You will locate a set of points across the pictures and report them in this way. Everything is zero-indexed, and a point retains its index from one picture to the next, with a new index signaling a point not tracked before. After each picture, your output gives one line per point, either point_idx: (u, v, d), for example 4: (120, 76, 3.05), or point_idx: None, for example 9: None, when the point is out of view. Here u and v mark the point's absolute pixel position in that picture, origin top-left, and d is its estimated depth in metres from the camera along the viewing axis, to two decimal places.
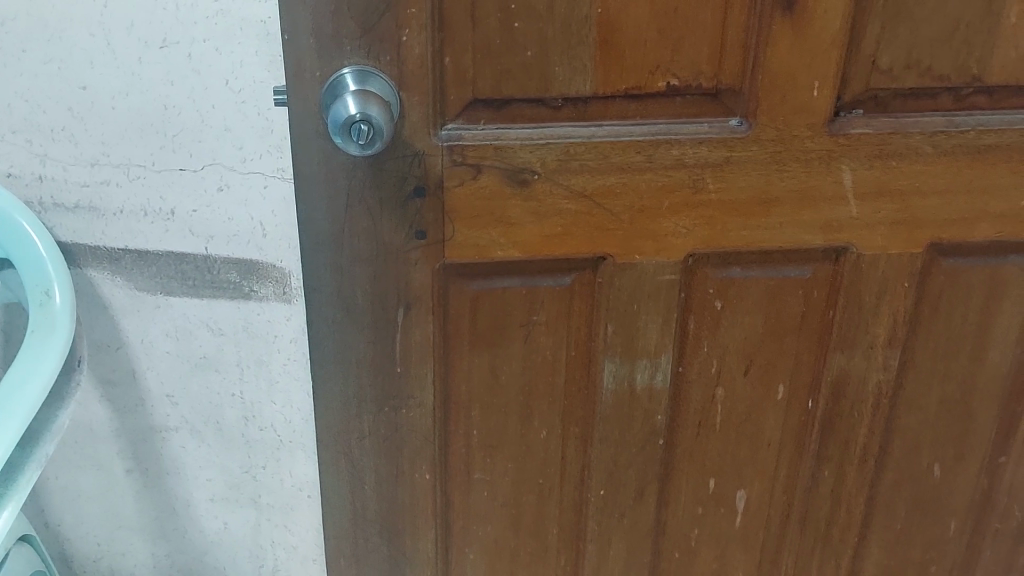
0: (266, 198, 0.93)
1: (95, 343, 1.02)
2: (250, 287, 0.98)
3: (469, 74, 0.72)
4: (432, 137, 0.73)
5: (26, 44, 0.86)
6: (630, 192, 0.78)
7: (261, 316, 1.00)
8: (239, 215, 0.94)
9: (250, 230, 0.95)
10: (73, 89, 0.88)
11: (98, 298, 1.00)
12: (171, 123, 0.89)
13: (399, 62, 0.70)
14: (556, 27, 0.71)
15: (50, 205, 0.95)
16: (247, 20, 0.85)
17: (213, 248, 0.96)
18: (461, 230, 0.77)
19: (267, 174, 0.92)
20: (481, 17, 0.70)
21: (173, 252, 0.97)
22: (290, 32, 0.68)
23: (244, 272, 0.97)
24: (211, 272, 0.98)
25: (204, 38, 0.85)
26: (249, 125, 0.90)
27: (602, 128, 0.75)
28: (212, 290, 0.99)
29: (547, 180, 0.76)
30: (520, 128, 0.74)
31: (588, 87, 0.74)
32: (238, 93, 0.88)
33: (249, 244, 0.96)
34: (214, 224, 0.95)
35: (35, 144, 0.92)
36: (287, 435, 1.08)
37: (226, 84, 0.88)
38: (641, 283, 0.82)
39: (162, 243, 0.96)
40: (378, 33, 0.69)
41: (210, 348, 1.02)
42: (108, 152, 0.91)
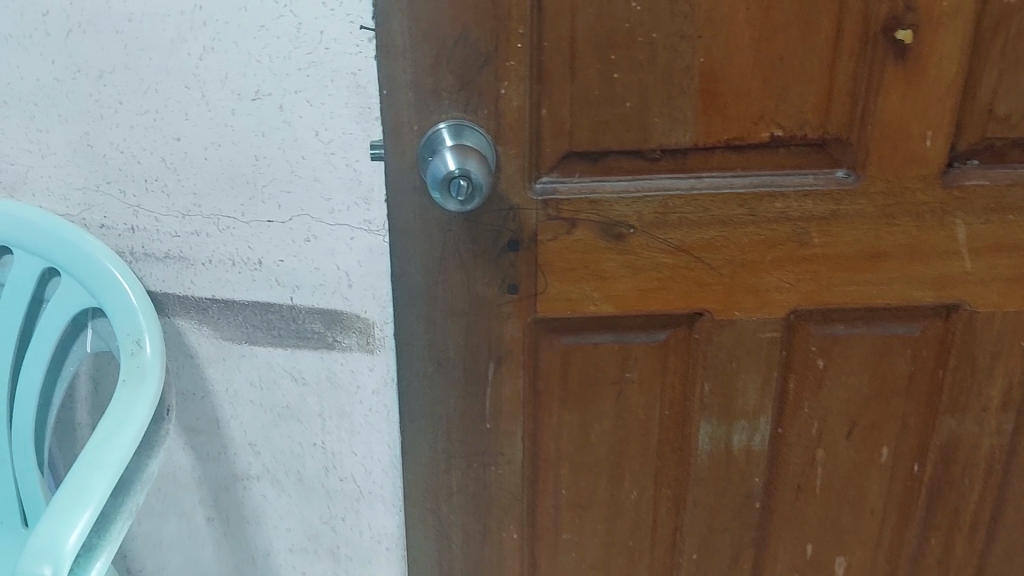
0: (353, 248, 0.92)
1: (182, 393, 1.03)
2: (333, 337, 0.97)
3: (566, 125, 0.70)
4: (527, 190, 0.71)
5: (122, 95, 0.88)
6: (731, 246, 0.74)
7: (345, 367, 0.99)
8: (325, 265, 0.94)
9: (335, 281, 0.94)
10: (167, 140, 0.90)
11: (185, 345, 1.00)
12: (260, 175, 0.90)
13: (496, 115, 0.69)
14: (657, 77, 0.69)
15: (141, 255, 0.96)
16: (338, 72, 0.85)
17: (298, 299, 0.96)
18: (554, 284, 0.75)
19: (354, 225, 0.91)
20: (581, 68, 0.68)
21: (260, 301, 0.96)
22: (389, 86, 0.67)
23: (328, 322, 0.96)
24: (295, 322, 0.97)
25: (296, 90, 0.86)
26: (337, 176, 0.89)
27: (703, 180, 0.73)
28: (295, 340, 0.98)
29: (645, 234, 0.73)
30: (617, 180, 0.72)
31: (688, 137, 0.71)
32: (328, 144, 0.88)
33: (334, 294, 0.95)
34: (301, 274, 0.94)
35: (128, 194, 0.93)
36: (367, 487, 1.05)
37: (316, 135, 0.88)
38: (741, 339, 0.78)
39: (249, 293, 0.96)
40: (476, 86, 0.68)
41: (293, 398, 1.01)
42: (199, 201, 0.92)
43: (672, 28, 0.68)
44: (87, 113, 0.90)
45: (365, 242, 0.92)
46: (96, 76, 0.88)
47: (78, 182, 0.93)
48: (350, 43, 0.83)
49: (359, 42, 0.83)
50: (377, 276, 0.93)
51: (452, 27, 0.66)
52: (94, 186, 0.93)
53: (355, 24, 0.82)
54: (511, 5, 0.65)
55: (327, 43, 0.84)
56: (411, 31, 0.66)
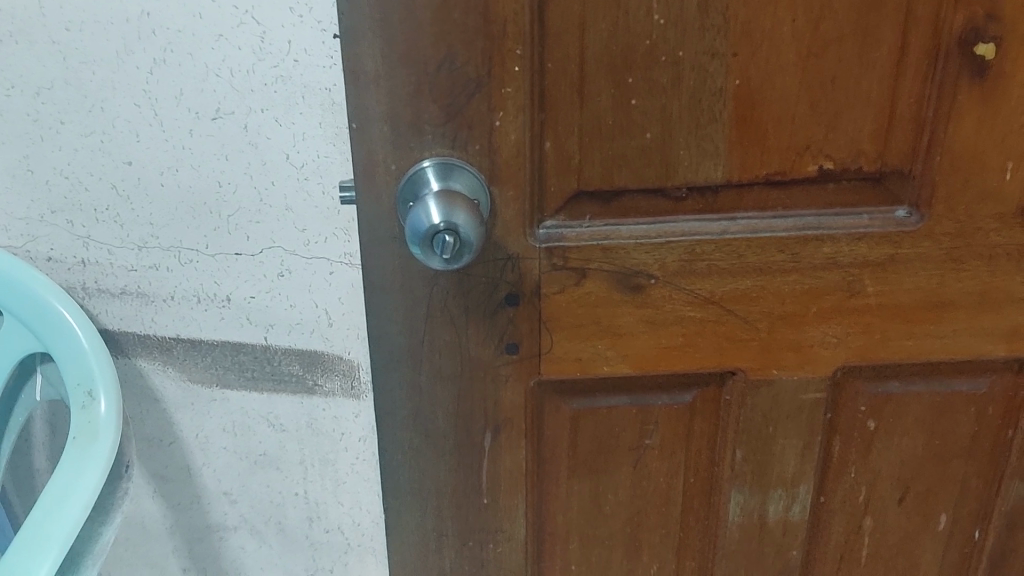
0: (331, 282, 0.83)
1: (146, 439, 0.92)
2: (313, 380, 0.88)
3: (574, 160, 0.59)
4: (527, 237, 0.60)
5: (63, 114, 0.78)
6: (770, 297, 0.63)
7: (327, 412, 0.89)
8: (301, 302, 0.85)
9: (312, 319, 0.85)
10: (117, 164, 0.80)
11: (149, 388, 0.90)
12: (224, 204, 0.81)
13: (490, 151, 0.58)
14: (683, 103, 0.58)
15: (94, 290, 0.86)
16: (309, 88, 0.75)
17: (271, 338, 0.87)
18: (561, 342, 0.63)
19: (332, 258, 0.82)
20: (591, 94, 0.57)
21: (229, 340, 0.87)
22: (360, 119, 0.56)
23: (307, 364, 0.87)
24: (270, 363, 0.88)
25: (261, 108, 0.76)
26: (311, 205, 0.80)
27: (737, 222, 0.61)
28: (271, 383, 0.88)
29: (668, 285, 0.62)
30: (634, 224, 0.61)
31: (720, 173, 0.60)
32: (300, 168, 0.79)
33: (313, 334, 0.86)
34: (275, 312, 0.85)
35: (77, 225, 0.83)
36: (356, 539, 0.96)
37: (286, 158, 0.78)
38: (779, 402, 0.67)
39: (216, 332, 0.87)
40: (466, 117, 0.56)
41: (270, 446, 0.91)
42: (156, 232, 0.83)
43: (702, 44, 0.56)
44: (25, 134, 0.79)
45: (345, 277, 0.83)
46: (33, 92, 0.77)
47: (20, 212, 0.83)
48: (323, 54, 0.74)
49: (331, 52, 0.74)
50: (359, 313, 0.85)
51: (435, 49, 0.54)
52: (37, 217, 0.83)
53: (327, 34, 0.73)
54: (506, 21, 0.54)
55: (296, 55, 0.74)
56: (384, 54, 0.54)
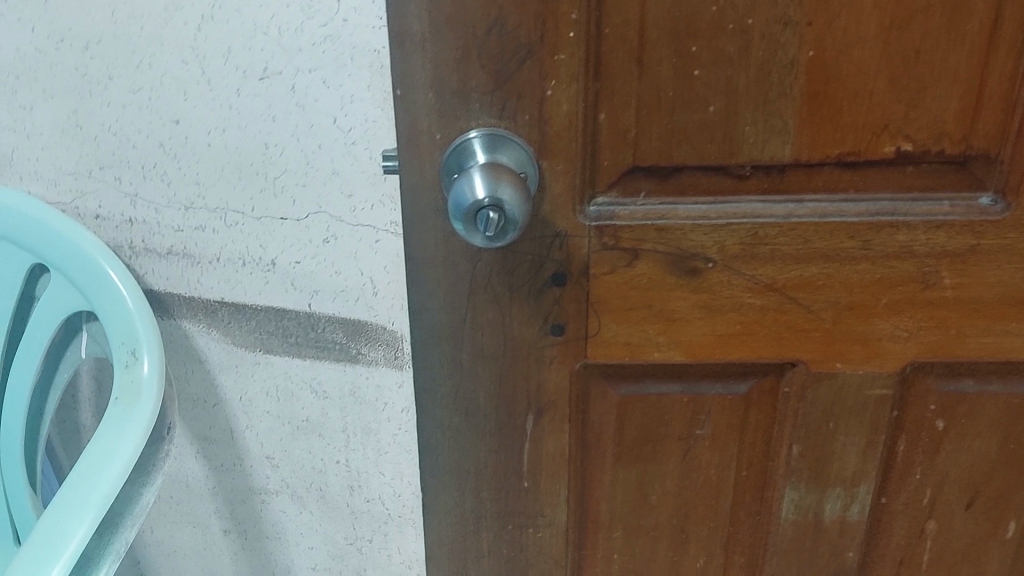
0: (376, 250, 0.81)
1: (190, 400, 0.92)
2: (357, 349, 0.86)
3: (630, 133, 0.55)
4: (578, 214, 0.57)
5: (111, 69, 0.76)
6: (836, 286, 0.58)
7: (370, 381, 0.87)
8: (347, 270, 0.83)
9: (357, 287, 0.83)
10: (164, 122, 0.78)
11: (194, 349, 0.90)
12: (271, 167, 0.79)
13: (541, 122, 0.54)
14: (750, 75, 0.53)
15: (141, 249, 0.86)
16: (358, 49, 0.72)
17: (316, 305, 0.85)
18: (610, 326, 0.60)
19: (379, 226, 0.80)
20: (651, 63, 0.53)
21: (273, 304, 0.86)
22: (404, 85, 0.53)
23: (350, 332, 0.85)
24: (314, 330, 0.86)
25: (309, 69, 0.74)
26: (358, 170, 0.78)
27: (804, 205, 0.57)
28: (315, 350, 0.87)
29: (726, 269, 0.58)
30: (692, 203, 0.57)
31: (788, 151, 0.55)
32: (348, 132, 0.76)
33: (357, 303, 0.84)
34: (320, 278, 0.84)
35: (124, 182, 0.82)
36: (397, 510, 0.94)
37: (334, 122, 0.76)
38: (842, 397, 0.63)
39: (261, 296, 0.86)
40: (516, 85, 0.53)
41: (313, 412, 0.90)
42: (203, 193, 0.81)
43: (774, 12, 0.51)
44: (73, 89, 0.78)
45: (392, 247, 0.80)
46: (81, 46, 0.76)
47: (68, 167, 0.83)
48: (373, 15, 0.71)
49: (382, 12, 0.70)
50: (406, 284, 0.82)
51: (485, 11, 0.51)
52: (86, 172, 0.83)
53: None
54: None
55: (346, 15, 0.71)
56: (431, 15, 0.51)
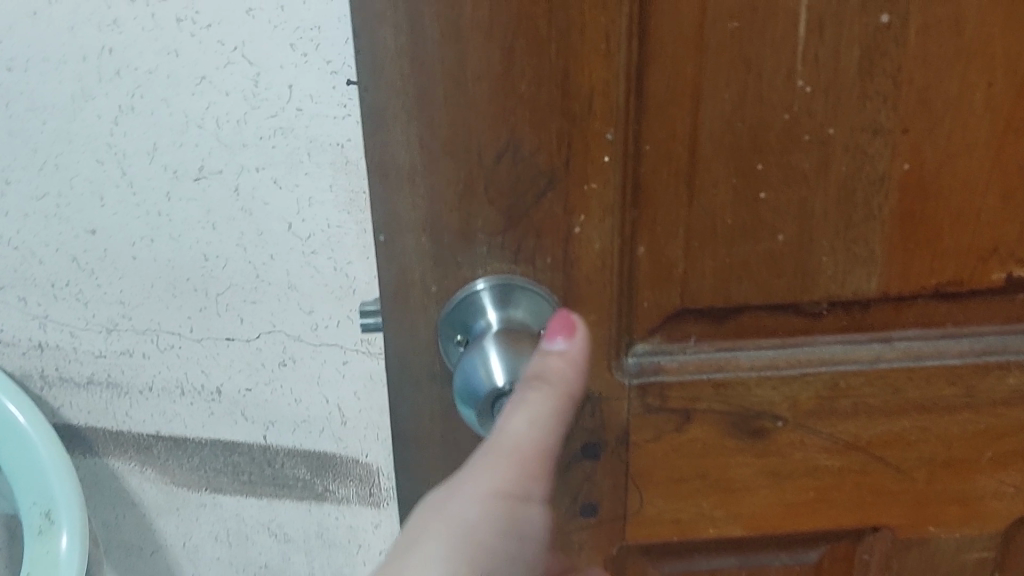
0: (343, 375, 0.69)
1: (123, 544, 0.79)
2: (323, 485, 0.74)
3: (677, 271, 0.43)
4: (614, 371, 0.45)
5: (9, 172, 0.62)
6: (931, 441, 0.47)
7: (340, 522, 0.76)
8: (308, 398, 0.70)
9: (321, 416, 0.70)
10: (79, 232, 0.64)
11: (126, 490, 0.76)
12: (213, 282, 0.65)
13: (565, 264, 0.42)
14: (829, 196, 0.42)
15: (55, 379, 0.71)
16: (316, 142, 0.59)
17: (272, 436, 0.72)
18: (654, 501, 0.48)
19: (347, 346, 0.67)
20: (704, 186, 0.41)
21: (220, 435, 0.73)
22: (387, 228, 0.40)
23: (316, 467, 0.73)
24: (271, 466, 0.74)
25: (257, 166, 0.60)
26: (320, 283, 0.65)
27: (893, 346, 0.45)
28: (274, 488, 0.75)
29: (799, 428, 0.46)
30: (755, 348, 0.45)
31: (873, 285, 0.44)
32: (307, 240, 0.63)
33: (322, 434, 0.71)
34: (276, 407, 0.70)
35: (31, 302, 0.68)
36: None
37: (289, 228, 0.62)
38: (934, 565, 0.52)
39: (205, 426, 0.72)
40: (533, 221, 0.41)
41: (272, 557, 0.79)
42: (130, 311, 0.67)
43: (862, 119, 0.40)
44: None
45: (360, 372, 0.68)
46: None
47: None
48: (334, 103, 0.58)
49: (345, 100, 0.58)
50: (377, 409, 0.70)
51: (493, 133, 0.38)
52: None
53: (340, 79, 0.57)
54: (593, 92, 0.38)
55: (300, 103, 0.58)
56: (421, 141, 0.38)
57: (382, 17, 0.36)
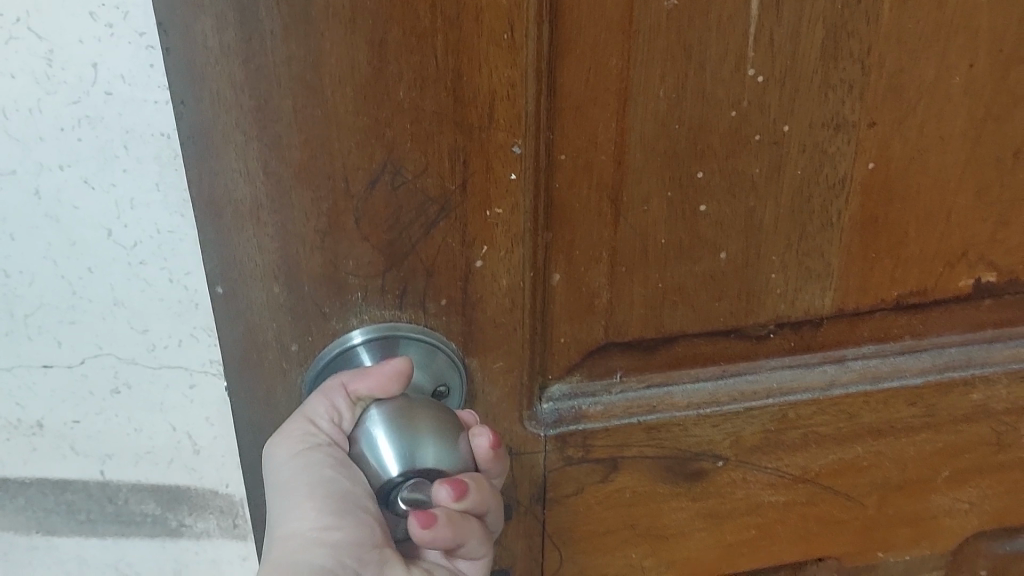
0: (192, 400, 0.44)
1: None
2: (178, 521, 0.49)
3: (600, 303, 0.35)
4: (527, 424, 0.36)
5: None
6: (885, 465, 0.42)
7: (200, 557, 0.52)
8: (152, 424, 0.45)
9: (175, 445, 0.46)
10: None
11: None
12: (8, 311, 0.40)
13: (463, 307, 0.33)
14: (781, 204, 0.34)
15: None
16: (135, 129, 0.35)
17: (111, 471, 0.47)
18: (576, 560, 0.41)
19: (190, 367, 0.43)
20: (633, 200, 0.33)
21: (46, 477, 0.47)
22: (227, 280, 0.30)
23: (168, 499, 0.48)
24: (112, 501, 0.48)
25: (56, 159, 0.36)
26: (159, 299, 0.40)
27: (847, 367, 0.39)
28: (117, 527, 0.50)
29: (740, 466, 0.40)
30: (692, 381, 0.38)
31: (827, 301, 0.37)
32: (133, 251, 0.39)
33: (172, 465, 0.47)
34: (111, 441, 0.45)
35: None
36: None
37: (108, 236, 0.38)
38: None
39: (20, 469, 0.46)
40: (420, 258, 0.31)
41: None
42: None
43: (822, 112, 0.32)
44: None
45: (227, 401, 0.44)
46: None
47: None
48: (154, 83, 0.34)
49: None
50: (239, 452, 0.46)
51: (361, 153, 0.29)
52: None
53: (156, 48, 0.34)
54: (491, 97, 0.29)
55: (108, 83, 0.34)
56: (265, 169, 0.28)
57: (198, 5, 0.25)
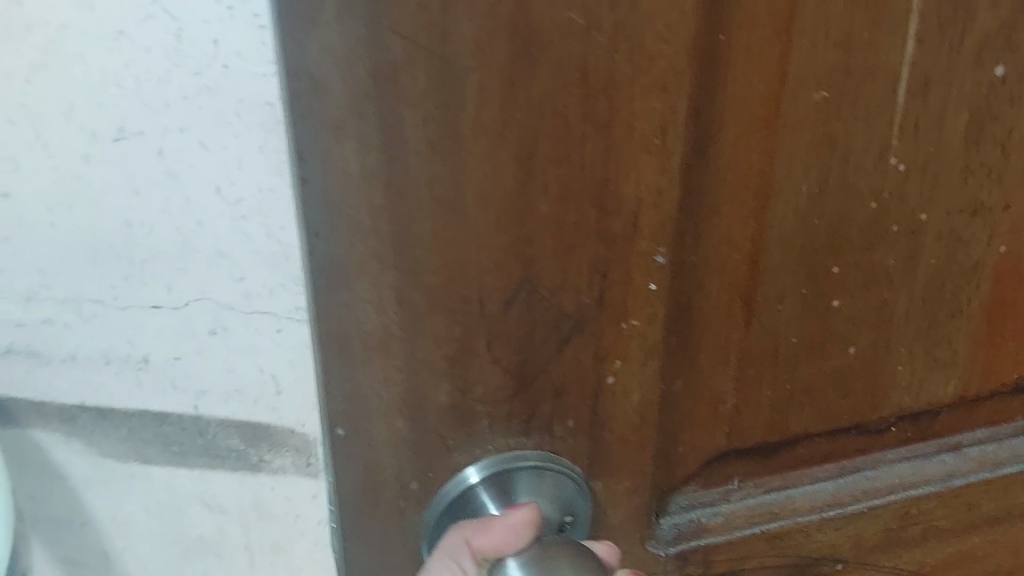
0: (286, 353, 0.37)
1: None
2: (264, 493, 0.42)
3: (725, 408, 0.33)
4: (648, 544, 0.33)
5: None
6: (1000, 552, 0.39)
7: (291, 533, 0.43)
8: (244, 392, 0.39)
9: (275, 421, 0.40)
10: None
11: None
12: (105, 279, 0.36)
13: (593, 427, 0.30)
14: (914, 293, 0.32)
15: None
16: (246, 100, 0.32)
17: (204, 408, 0.40)
18: None
19: (280, 313, 0.36)
20: (767, 299, 0.31)
21: (131, 459, 0.42)
22: (348, 419, 0.27)
23: (252, 476, 0.42)
24: (201, 476, 0.42)
25: (176, 121, 0.32)
26: (267, 265, 0.35)
27: (967, 456, 0.37)
28: (200, 509, 0.43)
29: (859, 568, 0.37)
30: (811, 482, 0.35)
31: (951, 388, 0.35)
32: (238, 206, 0.34)
33: (263, 442, 0.40)
34: (204, 411, 0.40)
35: None
36: None
37: (217, 192, 0.34)
38: None
39: (106, 458, 0.42)
40: (553, 379, 0.28)
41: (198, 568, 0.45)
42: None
43: (961, 197, 0.31)
44: None
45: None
46: None
47: None
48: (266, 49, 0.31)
49: None
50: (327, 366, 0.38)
51: (498, 271, 0.26)
52: None
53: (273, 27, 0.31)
54: (639, 204, 0.26)
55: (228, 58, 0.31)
56: (398, 297, 0.25)
57: (341, 130, 0.23)
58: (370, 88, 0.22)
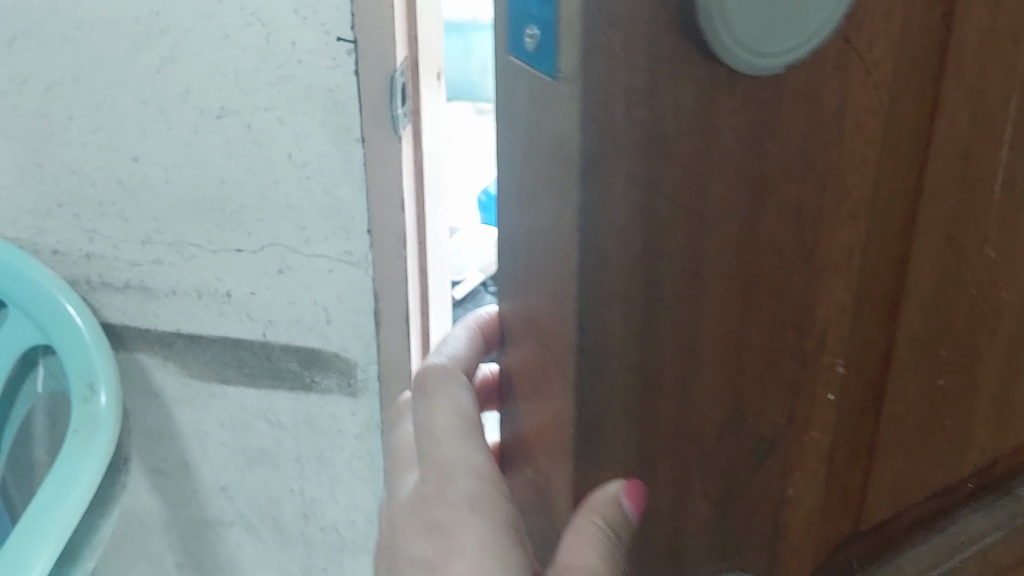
0: (333, 285, 0.75)
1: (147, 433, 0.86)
2: (310, 376, 0.80)
3: (859, 495, 0.35)
4: None
5: (72, 109, 0.72)
6: None
7: (323, 410, 0.83)
8: (301, 300, 0.76)
9: (325, 257, 0.73)
10: (120, 160, 0.73)
11: (151, 384, 0.84)
12: (224, 149, 0.71)
13: (773, 536, 0.31)
14: (996, 361, 0.35)
15: (98, 284, 0.80)
16: (312, 87, 0.67)
17: (270, 335, 0.79)
18: None
19: (332, 256, 0.73)
20: (895, 394, 0.33)
21: (229, 337, 0.80)
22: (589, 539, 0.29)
23: (303, 359, 0.80)
24: (269, 360, 0.80)
25: (264, 104, 0.68)
26: (314, 206, 0.72)
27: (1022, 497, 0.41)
28: (270, 380, 0.82)
29: None
30: (910, 549, 0.38)
31: (1011, 439, 0.39)
32: (303, 168, 0.70)
33: (311, 331, 0.78)
34: (274, 310, 0.77)
35: (82, 219, 0.77)
36: (350, 538, 0.89)
37: (289, 157, 0.70)
38: None
39: (210, 329, 0.80)
40: (748, 498, 0.30)
41: (267, 442, 0.85)
42: (148, 256, 0.77)
43: None
44: (31, 126, 0.73)
45: (362, 163, 0.69)
46: (42, 87, 0.71)
47: (26, 204, 0.77)
48: (327, 57, 0.65)
49: (336, 55, 0.65)
50: (359, 208, 0.71)
51: (716, 406, 0.27)
52: (44, 210, 0.77)
53: (331, 33, 0.65)
54: (826, 322, 0.28)
55: (301, 56, 0.66)
56: (640, 442, 0.27)
57: (610, 294, 0.24)
58: (634, 256, 0.24)
